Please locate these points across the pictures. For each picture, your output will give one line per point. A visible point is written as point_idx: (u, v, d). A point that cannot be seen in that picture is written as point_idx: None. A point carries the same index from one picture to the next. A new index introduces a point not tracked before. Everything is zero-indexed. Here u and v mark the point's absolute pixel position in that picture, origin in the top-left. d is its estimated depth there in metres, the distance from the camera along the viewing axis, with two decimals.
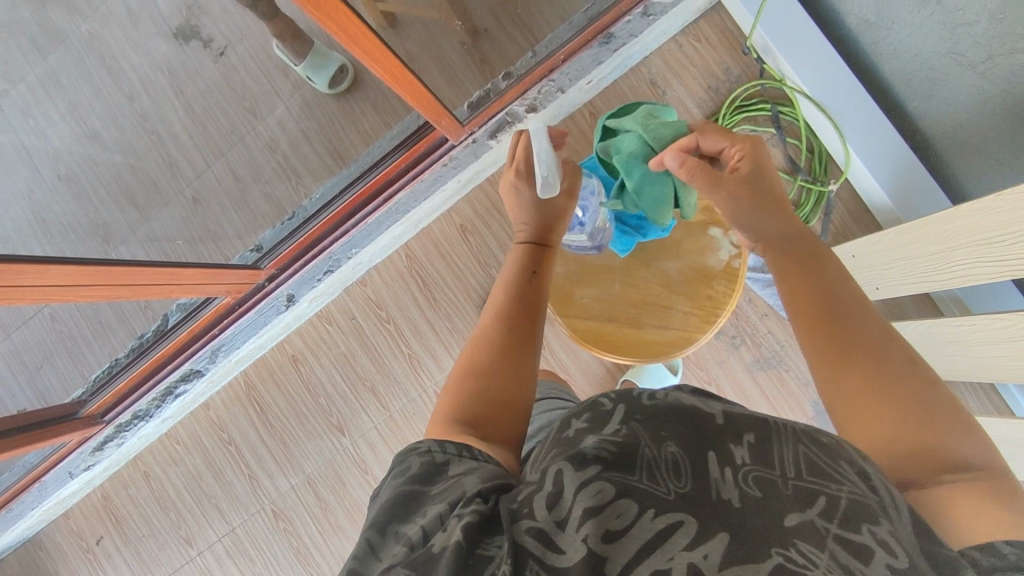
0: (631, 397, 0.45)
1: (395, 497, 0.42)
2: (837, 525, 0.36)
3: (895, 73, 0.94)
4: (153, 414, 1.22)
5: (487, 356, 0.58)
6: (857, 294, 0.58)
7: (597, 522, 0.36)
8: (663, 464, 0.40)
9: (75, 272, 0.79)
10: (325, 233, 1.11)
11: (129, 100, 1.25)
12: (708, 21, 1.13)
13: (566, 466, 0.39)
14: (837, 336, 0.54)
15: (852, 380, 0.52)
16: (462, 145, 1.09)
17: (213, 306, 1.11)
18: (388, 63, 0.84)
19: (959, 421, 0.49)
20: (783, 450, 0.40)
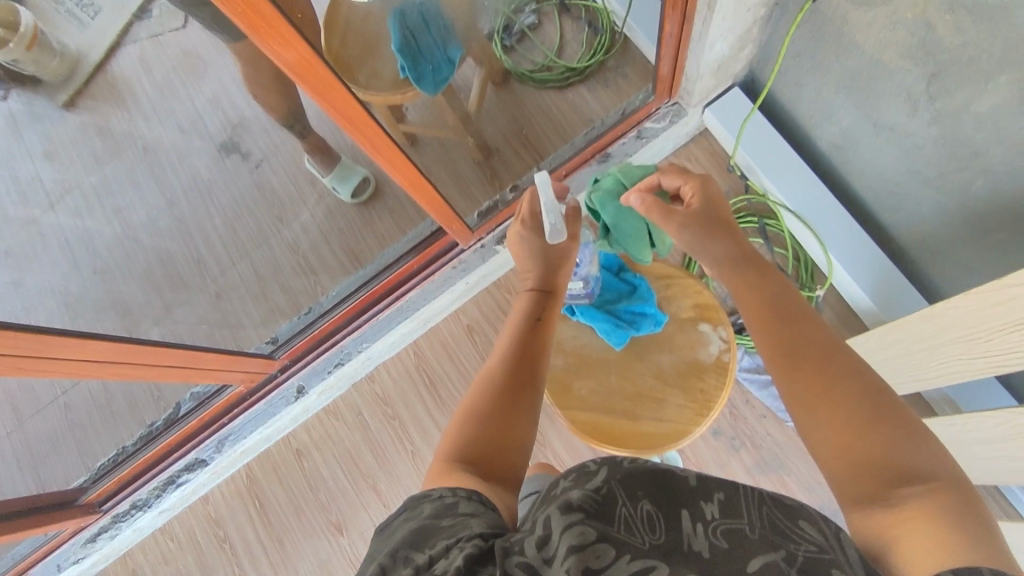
0: (612, 459, 0.46)
1: (406, 532, 0.45)
2: (797, 571, 0.37)
3: (866, 189, 1.03)
4: (152, 504, 1.18)
5: (483, 399, 0.65)
6: (809, 320, 0.60)
7: (580, 558, 0.38)
8: (639, 519, 0.42)
9: (108, 348, 0.85)
10: (338, 327, 1.18)
11: (170, 205, 1.38)
12: (696, 144, 1.25)
13: (553, 513, 0.42)
14: (794, 361, 0.56)
15: (801, 398, 0.54)
16: (470, 250, 1.18)
17: (225, 395, 1.16)
18: (408, 170, 0.92)
19: (906, 432, 0.48)
20: (749, 504, 0.42)
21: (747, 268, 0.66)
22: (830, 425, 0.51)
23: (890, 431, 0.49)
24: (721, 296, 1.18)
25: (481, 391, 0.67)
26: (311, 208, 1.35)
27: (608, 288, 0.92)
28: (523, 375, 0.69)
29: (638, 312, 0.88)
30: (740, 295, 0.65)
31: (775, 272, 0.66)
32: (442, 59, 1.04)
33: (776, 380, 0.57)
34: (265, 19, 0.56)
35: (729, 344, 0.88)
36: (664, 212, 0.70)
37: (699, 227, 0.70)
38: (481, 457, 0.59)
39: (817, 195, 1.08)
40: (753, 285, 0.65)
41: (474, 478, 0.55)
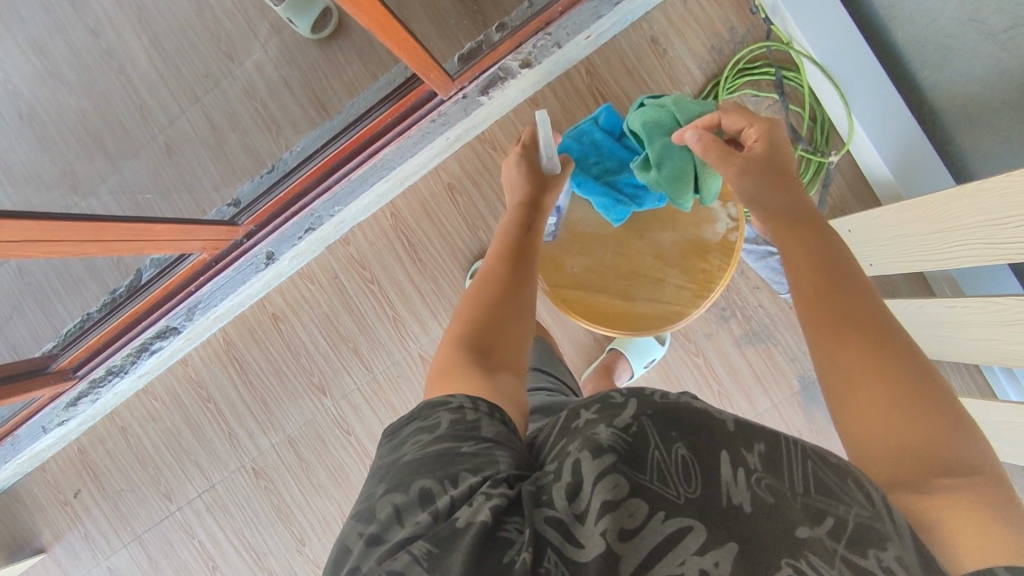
0: (641, 392, 0.48)
1: (419, 461, 0.47)
2: (844, 546, 0.40)
3: (908, 40, 0.90)
4: (127, 370, 1.17)
5: (489, 301, 0.64)
6: (858, 283, 0.54)
7: (614, 518, 0.40)
8: (673, 466, 0.44)
9: (30, 226, 0.77)
10: (308, 189, 1.05)
11: (95, 37, 1.17)
12: None
13: (584, 456, 0.44)
14: (838, 324, 0.51)
15: (845, 367, 0.49)
16: (451, 101, 1.02)
17: (187, 263, 1.06)
18: (374, 11, 0.76)
19: (952, 420, 0.46)
20: (790, 459, 0.44)
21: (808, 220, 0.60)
22: (872, 395, 0.48)
23: (940, 415, 0.46)
24: None
25: (487, 292, 0.65)
26: (264, 45, 1.16)
27: (608, 155, 0.80)
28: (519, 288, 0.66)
29: (641, 185, 0.79)
30: (784, 249, 0.59)
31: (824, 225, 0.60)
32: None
33: (816, 342, 0.52)
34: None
35: (738, 223, 0.80)
36: (721, 156, 0.66)
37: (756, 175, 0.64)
38: (470, 360, 0.57)
39: (850, 46, 0.94)
40: (799, 245, 0.58)
41: (485, 378, 0.56)
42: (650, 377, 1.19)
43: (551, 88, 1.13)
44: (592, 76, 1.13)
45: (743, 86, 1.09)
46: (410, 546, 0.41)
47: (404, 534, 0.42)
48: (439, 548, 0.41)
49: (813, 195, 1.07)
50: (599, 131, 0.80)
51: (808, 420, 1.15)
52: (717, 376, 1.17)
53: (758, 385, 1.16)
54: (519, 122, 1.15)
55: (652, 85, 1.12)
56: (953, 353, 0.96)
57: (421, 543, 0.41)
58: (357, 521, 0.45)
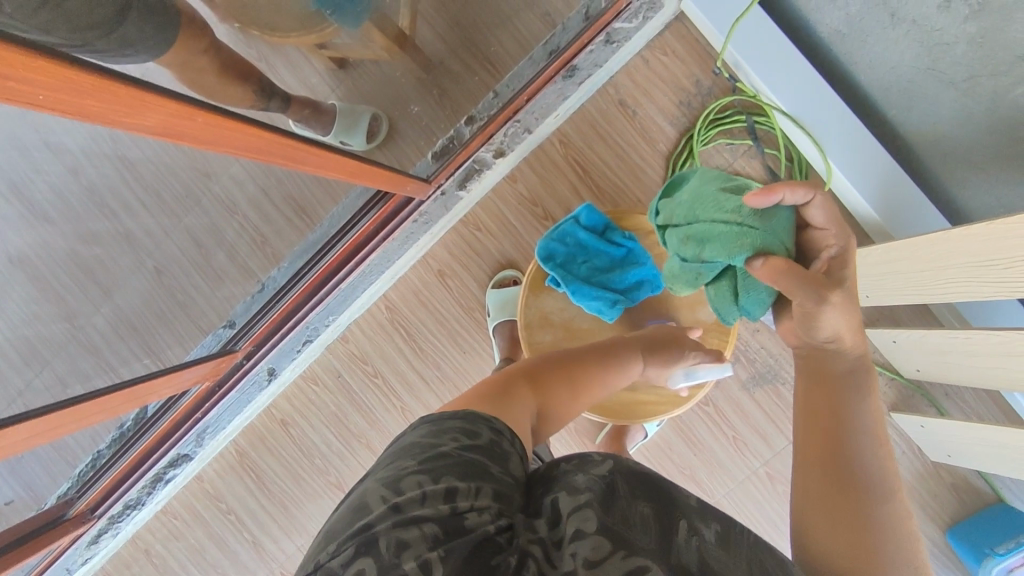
0: (617, 457, 0.49)
1: (454, 460, 0.46)
2: None
3: (873, 83, 0.90)
4: (145, 501, 1.16)
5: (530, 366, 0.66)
6: (866, 441, 0.58)
7: (584, 543, 0.40)
8: (635, 519, 0.43)
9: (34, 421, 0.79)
10: (300, 304, 1.10)
11: None
12: (673, 33, 1.09)
13: (561, 495, 0.45)
14: (835, 460, 0.57)
15: (823, 482, 0.57)
16: (430, 200, 1.06)
17: (191, 394, 1.10)
18: (342, 166, 0.79)
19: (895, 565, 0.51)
20: (739, 539, 0.44)
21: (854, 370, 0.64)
22: (838, 518, 0.54)
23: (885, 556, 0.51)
24: None
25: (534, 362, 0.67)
26: None
27: (595, 253, 0.83)
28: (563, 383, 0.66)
29: (635, 280, 0.82)
30: (812, 396, 0.63)
31: (859, 384, 0.62)
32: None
33: (808, 465, 0.59)
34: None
35: None
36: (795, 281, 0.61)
37: (799, 278, 0.60)
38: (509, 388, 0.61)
39: (816, 94, 0.94)
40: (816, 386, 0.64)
41: (525, 410, 0.60)
42: (665, 432, 1.18)
43: (527, 162, 1.14)
44: (566, 146, 1.13)
45: (716, 136, 1.09)
46: (422, 523, 0.40)
47: (420, 511, 0.41)
48: (447, 539, 0.40)
49: None
50: (581, 229, 0.83)
51: None
52: (731, 422, 1.16)
53: (773, 426, 1.15)
54: (500, 199, 1.15)
55: (626, 146, 1.12)
56: (961, 380, 0.95)
57: (432, 525, 0.40)
58: (380, 483, 0.44)
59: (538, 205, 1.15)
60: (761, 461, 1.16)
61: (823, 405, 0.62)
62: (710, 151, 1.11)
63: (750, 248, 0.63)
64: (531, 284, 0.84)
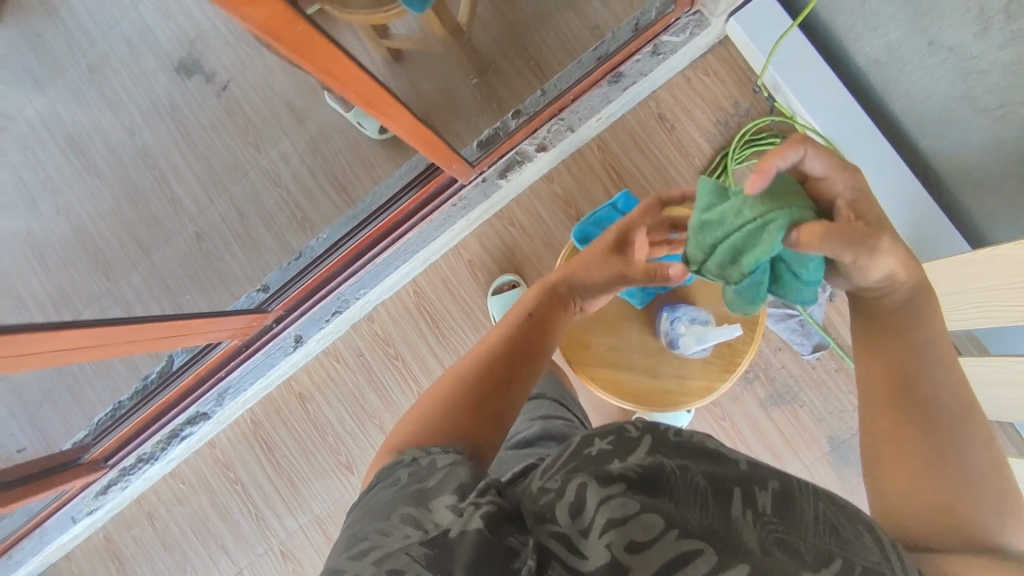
0: (658, 429, 0.50)
1: (399, 496, 0.47)
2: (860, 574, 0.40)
3: (907, 111, 0.94)
4: (158, 456, 1.17)
5: (474, 365, 0.65)
6: (936, 380, 0.54)
7: (620, 533, 0.40)
8: (687, 492, 0.44)
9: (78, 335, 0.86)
10: (336, 274, 1.09)
11: (130, 135, 1.26)
12: (715, 56, 1.14)
13: (591, 481, 0.43)
14: (906, 415, 0.54)
15: (894, 436, 0.54)
16: (471, 185, 1.09)
17: (220, 349, 1.11)
18: (405, 122, 0.83)
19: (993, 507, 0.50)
20: (803, 502, 0.44)
21: (912, 304, 0.56)
22: (915, 474, 0.52)
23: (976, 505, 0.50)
24: None
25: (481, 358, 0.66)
26: (290, 136, 1.21)
27: None
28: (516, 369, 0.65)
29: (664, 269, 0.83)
30: (869, 350, 0.58)
31: (916, 317, 0.56)
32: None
33: (871, 415, 0.56)
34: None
35: None
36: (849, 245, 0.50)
37: (843, 238, 0.50)
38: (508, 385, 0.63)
39: (848, 113, 0.99)
40: (874, 336, 0.58)
41: (460, 421, 0.57)
42: None
43: (565, 165, 1.18)
44: (604, 152, 1.17)
45: (750, 156, 1.14)
46: (411, 553, 0.41)
47: (399, 548, 0.42)
48: (441, 556, 0.40)
49: None
50: (618, 215, 0.86)
51: (840, 481, 1.14)
52: (744, 439, 1.17)
53: (787, 447, 1.16)
54: (535, 198, 1.19)
55: (661, 158, 1.17)
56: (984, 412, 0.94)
57: (421, 549, 0.41)
58: (355, 539, 0.44)
59: (571, 206, 1.19)
60: None
61: (884, 352, 0.57)
62: (743, 170, 1.16)
63: (783, 229, 0.54)
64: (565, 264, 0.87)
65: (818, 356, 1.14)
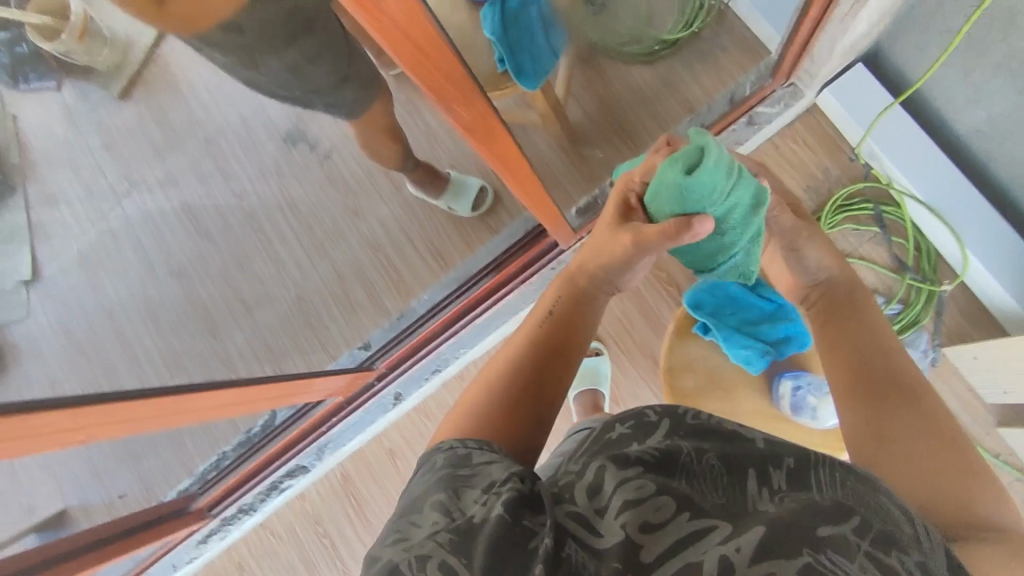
0: (677, 412, 0.53)
1: (435, 481, 0.49)
2: (872, 539, 0.40)
3: (1013, 179, 0.95)
4: (256, 508, 1.20)
5: (498, 370, 0.66)
6: (895, 363, 0.62)
7: (637, 512, 0.43)
8: (704, 471, 0.47)
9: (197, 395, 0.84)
10: (438, 332, 1.16)
11: (237, 199, 1.32)
12: (804, 123, 1.18)
13: (610, 466, 0.48)
14: (874, 395, 0.60)
15: (871, 414, 0.59)
16: (571, 250, 1.11)
17: (325, 405, 1.16)
18: (516, 170, 0.88)
19: (973, 472, 0.52)
20: (820, 474, 0.45)
21: (852, 295, 0.71)
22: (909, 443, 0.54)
23: (964, 461, 0.52)
24: None
25: (505, 364, 0.66)
26: (389, 202, 1.28)
27: (744, 305, 0.86)
28: (541, 372, 0.65)
29: (782, 335, 0.86)
30: (834, 345, 0.68)
31: (864, 315, 0.69)
32: (534, 19, 0.92)
33: (845, 402, 0.62)
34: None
35: None
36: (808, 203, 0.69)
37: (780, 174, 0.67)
38: (541, 389, 0.64)
39: (948, 183, 1.02)
40: (830, 326, 0.70)
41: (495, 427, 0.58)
42: None
43: None
44: None
45: (843, 222, 1.17)
46: (435, 537, 0.43)
47: (425, 533, 0.44)
48: (461, 540, 0.42)
49: (928, 321, 1.16)
50: None
51: None
52: None
53: None
54: None
55: None
56: None
57: (445, 535, 0.43)
58: (391, 532, 0.46)
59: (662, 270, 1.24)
60: None
61: (846, 342, 0.67)
62: (836, 235, 1.18)
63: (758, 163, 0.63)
64: (678, 329, 0.91)
65: None
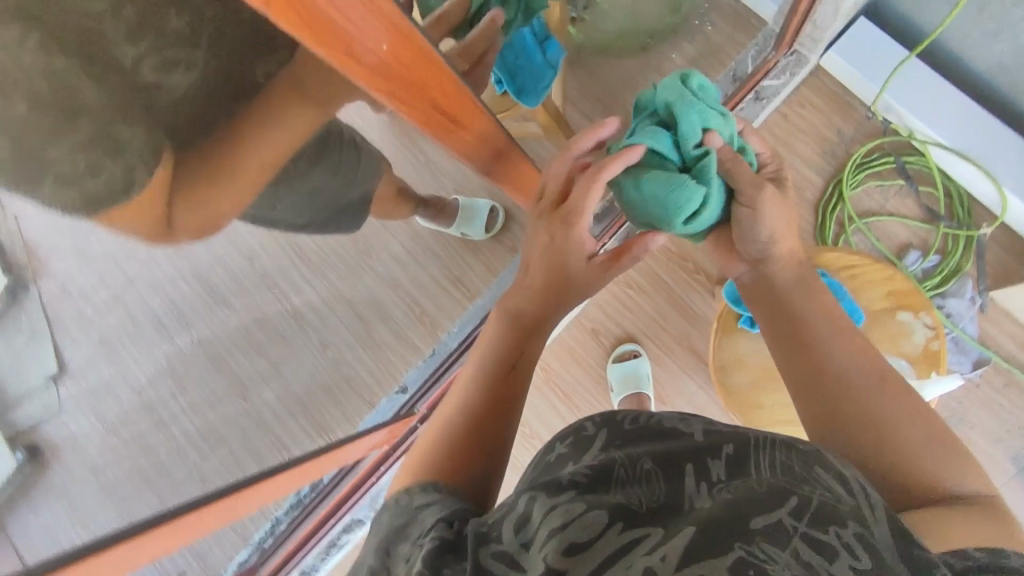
0: (613, 419, 0.48)
1: (378, 544, 0.45)
2: (805, 523, 0.37)
3: None
4: (318, 566, 1.22)
5: (461, 394, 0.58)
6: (840, 344, 0.61)
7: (569, 533, 0.38)
8: (638, 475, 0.43)
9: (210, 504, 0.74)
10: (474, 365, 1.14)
11: None
12: (810, 87, 1.15)
13: (540, 493, 0.42)
14: (818, 382, 0.59)
15: (823, 397, 0.58)
16: None
17: (372, 457, 1.14)
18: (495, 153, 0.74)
19: (930, 443, 0.54)
20: (760, 458, 0.42)
21: (796, 277, 0.69)
22: (858, 424, 0.55)
23: (920, 439, 0.54)
24: (866, 249, 1.14)
25: (462, 389, 0.59)
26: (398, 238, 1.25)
27: None
28: (505, 401, 0.57)
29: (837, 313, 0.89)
30: (774, 334, 0.66)
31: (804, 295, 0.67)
32: (527, 35, 0.86)
33: (796, 391, 0.61)
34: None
35: (936, 331, 0.88)
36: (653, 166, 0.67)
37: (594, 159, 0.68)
38: (499, 411, 0.56)
39: (976, 126, 1.01)
40: (772, 309, 0.68)
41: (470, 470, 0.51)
42: None
43: None
44: None
45: (866, 179, 1.14)
46: None
47: None
48: None
49: (971, 267, 1.12)
50: None
51: None
52: None
53: None
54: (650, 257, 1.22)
55: None
56: None
57: None
58: None
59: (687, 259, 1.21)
60: None
61: (789, 329, 0.65)
62: (861, 195, 1.15)
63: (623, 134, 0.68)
64: (724, 326, 0.96)
65: (981, 372, 1.10)
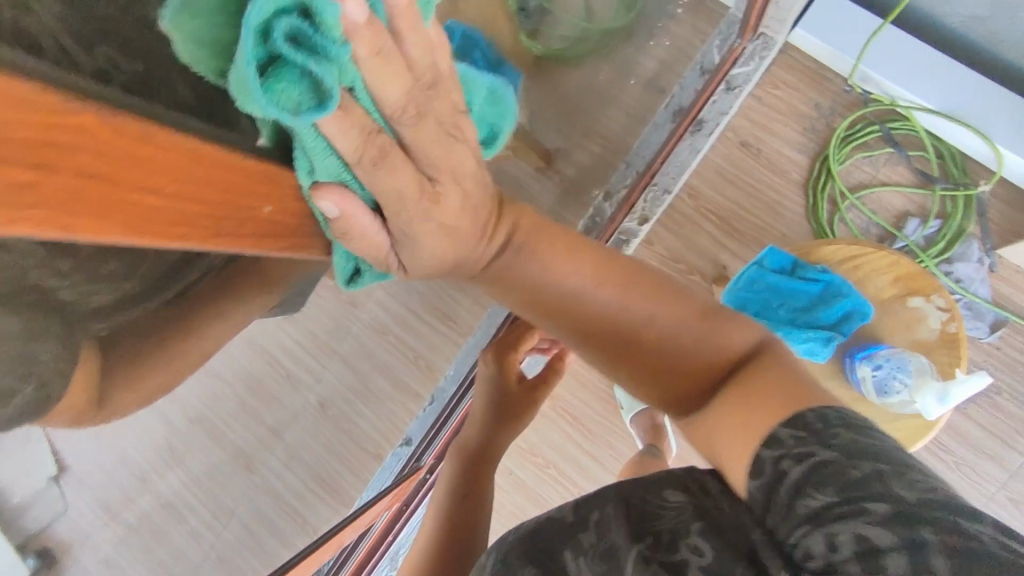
0: (505, 539, 0.50)
1: None
2: (662, 554, 0.39)
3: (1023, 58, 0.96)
4: None
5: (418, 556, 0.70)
6: (568, 296, 0.53)
7: None
8: None
9: None
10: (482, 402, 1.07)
11: None
12: (780, 65, 1.10)
13: None
14: (595, 338, 0.53)
15: (602, 351, 0.54)
16: None
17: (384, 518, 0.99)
18: None
19: (670, 372, 0.50)
20: (615, 510, 0.44)
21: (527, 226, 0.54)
22: (640, 371, 0.51)
23: (650, 366, 0.50)
24: (862, 225, 1.10)
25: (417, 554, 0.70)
26: None
27: (793, 292, 0.89)
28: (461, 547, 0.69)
29: (839, 312, 0.87)
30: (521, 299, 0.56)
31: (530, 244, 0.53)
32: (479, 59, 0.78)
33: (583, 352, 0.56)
34: (196, 166, 0.28)
35: (951, 313, 0.87)
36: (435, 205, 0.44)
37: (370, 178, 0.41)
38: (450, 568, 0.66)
39: (960, 85, 1.00)
40: (514, 282, 0.54)
41: None
42: None
43: (662, 224, 1.12)
44: (697, 199, 1.12)
45: (854, 152, 1.09)
46: None
47: None
48: None
49: (975, 226, 1.07)
50: (769, 274, 0.90)
51: None
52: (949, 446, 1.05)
53: (999, 441, 1.04)
54: None
55: (760, 184, 1.11)
56: None
57: None
58: None
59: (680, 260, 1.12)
60: (999, 485, 1.02)
61: (525, 293, 0.55)
62: (849, 168, 1.10)
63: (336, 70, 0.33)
64: None
65: (1000, 335, 1.05)
